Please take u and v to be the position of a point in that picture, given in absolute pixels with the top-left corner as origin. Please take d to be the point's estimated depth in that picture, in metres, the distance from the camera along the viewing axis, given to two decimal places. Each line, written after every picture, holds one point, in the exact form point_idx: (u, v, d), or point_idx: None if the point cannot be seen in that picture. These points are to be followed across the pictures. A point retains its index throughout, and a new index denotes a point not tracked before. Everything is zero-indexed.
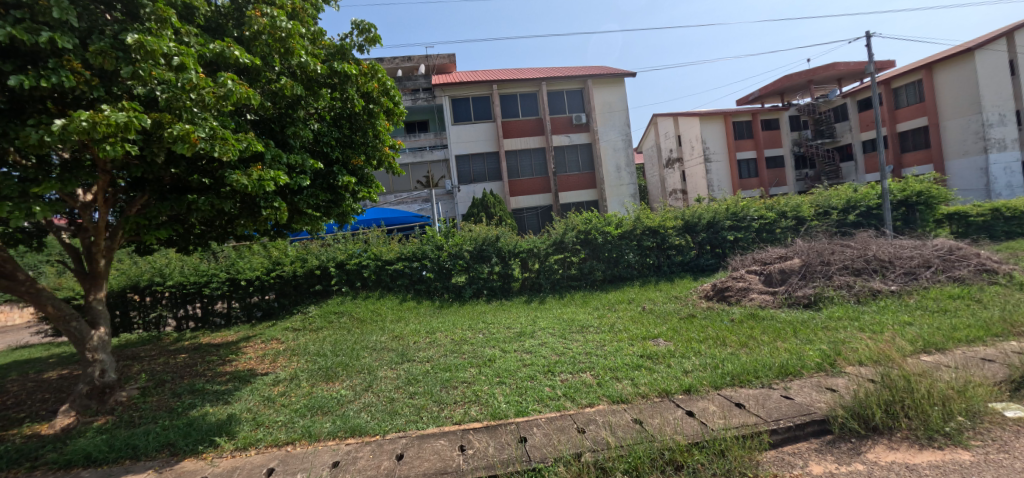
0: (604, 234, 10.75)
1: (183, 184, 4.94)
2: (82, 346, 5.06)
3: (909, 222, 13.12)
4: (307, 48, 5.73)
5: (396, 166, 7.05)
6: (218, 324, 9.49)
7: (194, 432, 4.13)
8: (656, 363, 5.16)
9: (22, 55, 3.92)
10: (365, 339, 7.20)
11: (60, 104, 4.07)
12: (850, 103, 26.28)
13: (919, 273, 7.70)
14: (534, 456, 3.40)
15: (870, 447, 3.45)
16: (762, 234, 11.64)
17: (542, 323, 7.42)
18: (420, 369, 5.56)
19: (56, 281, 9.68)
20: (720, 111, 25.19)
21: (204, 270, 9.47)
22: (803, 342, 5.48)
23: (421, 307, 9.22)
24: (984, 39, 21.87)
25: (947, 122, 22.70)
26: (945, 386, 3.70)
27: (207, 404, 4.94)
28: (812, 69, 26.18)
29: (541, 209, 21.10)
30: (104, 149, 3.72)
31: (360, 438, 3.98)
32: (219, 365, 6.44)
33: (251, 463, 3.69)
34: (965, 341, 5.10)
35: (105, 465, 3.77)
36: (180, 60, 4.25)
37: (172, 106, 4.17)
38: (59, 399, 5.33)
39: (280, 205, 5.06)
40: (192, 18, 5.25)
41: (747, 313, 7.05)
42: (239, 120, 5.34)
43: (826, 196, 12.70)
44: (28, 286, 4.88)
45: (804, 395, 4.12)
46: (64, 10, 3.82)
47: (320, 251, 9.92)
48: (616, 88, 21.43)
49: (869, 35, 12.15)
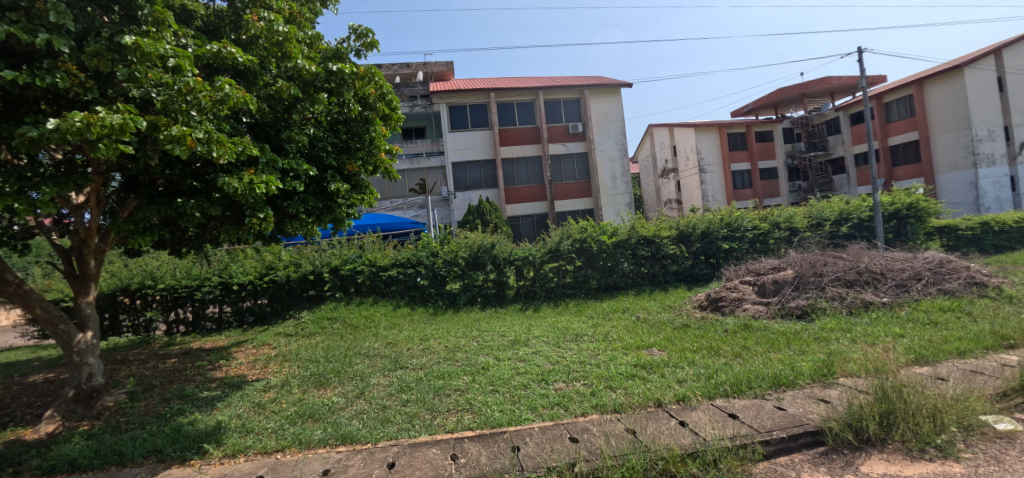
0: (600, 243, 10.76)
1: (174, 188, 4.88)
2: (69, 349, 4.98)
3: (900, 235, 13.25)
4: (303, 51, 5.74)
5: (392, 171, 7.11)
6: (209, 329, 9.41)
7: (181, 439, 4.07)
8: (650, 373, 5.15)
9: (17, 55, 3.90)
10: (358, 345, 7.16)
11: (55, 105, 4.05)
12: (842, 117, 26.70)
13: (911, 285, 7.76)
14: (527, 466, 3.37)
15: (865, 459, 3.45)
16: (756, 244, 11.69)
17: (537, 331, 7.38)
18: (414, 377, 5.51)
19: (45, 282, 9.58)
20: (714, 122, 25.41)
21: (196, 274, 9.40)
22: (797, 353, 5.50)
23: (415, 313, 9.17)
24: (973, 56, 22.25)
25: (936, 137, 23.04)
26: (940, 398, 3.70)
27: (196, 410, 4.88)
28: (805, 83, 26.53)
29: (537, 217, 21.10)
30: (97, 151, 3.70)
31: (351, 446, 3.94)
32: (209, 370, 6.36)
33: (239, 471, 3.65)
34: (955, 353, 5.14)
35: (90, 471, 3.70)
36: (177, 62, 4.23)
37: (168, 108, 4.16)
38: (44, 403, 5.24)
39: (266, 215, 4.99)
40: (190, 21, 5.25)
41: (740, 323, 7.06)
42: (235, 123, 5.27)
43: (819, 207, 12.73)
44: (16, 287, 4.78)
45: (797, 406, 4.12)
46: (60, 13, 3.81)
47: (315, 256, 9.86)
48: (611, 98, 21.59)
49: (860, 48, 12.35)
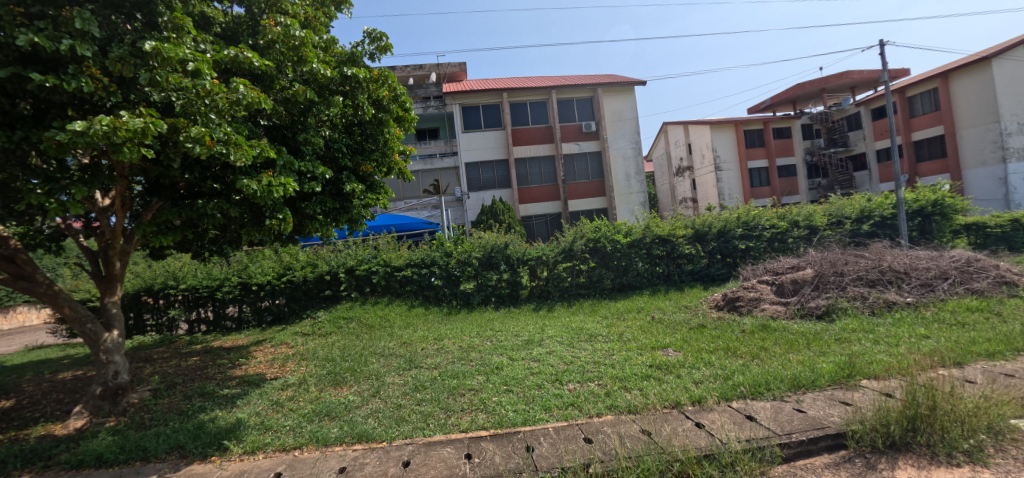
0: (614, 242, 10.70)
1: (195, 190, 5.00)
2: (96, 348, 5.14)
3: (925, 233, 12.91)
4: (319, 55, 5.83)
5: (406, 172, 7.19)
6: (229, 328, 9.62)
7: (203, 435, 4.17)
8: (666, 374, 5.10)
9: (44, 62, 4.01)
10: (372, 345, 7.23)
11: (81, 110, 4.18)
12: (863, 112, 26.09)
13: (936, 285, 7.56)
14: (541, 466, 3.38)
15: (890, 464, 3.37)
16: (774, 243, 11.51)
17: (550, 331, 7.36)
18: (428, 376, 5.56)
19: (73, 282, 9.91)
20: (731, 119, 25.01)
21: (216, 275, 9.62)
22: (817, 354, 5.40)
23: (429, 313, 9.25)
24: (1004, 46, 21.29)
25: (963, 132, 22.39)
26: (970, 403, 3.58)
27: (217, 407, 4.99)
28: (825, 78, 26.01)
29: (550, 217, 21.06)
30: (122, 154, 3.80)
31: (367, 444, 3.99)
32: (229, 369, 6.50)
33: (258, 467, 3.72)
34: (984, 356, 4.99)
35: (116, 466, 3.82)
36: (196, 66, 4.33)
37: (188, 111, 4.29)
38: (73, 400, 5.41)
39: (285, 216, 5.10)
40: (209, 27, 5.38)
41: (758, 324, 6.94)
42: (253, 126, 5.39)
43: (840, 205, 12.46)
44: (46, 287, 4.96)
45: (818, 409, 4.04)
46: (85, 20, 3.92)
47: (331, 257, 9.99)
48: (626, 96, 21.46)
49: (882, 42, 12.05)
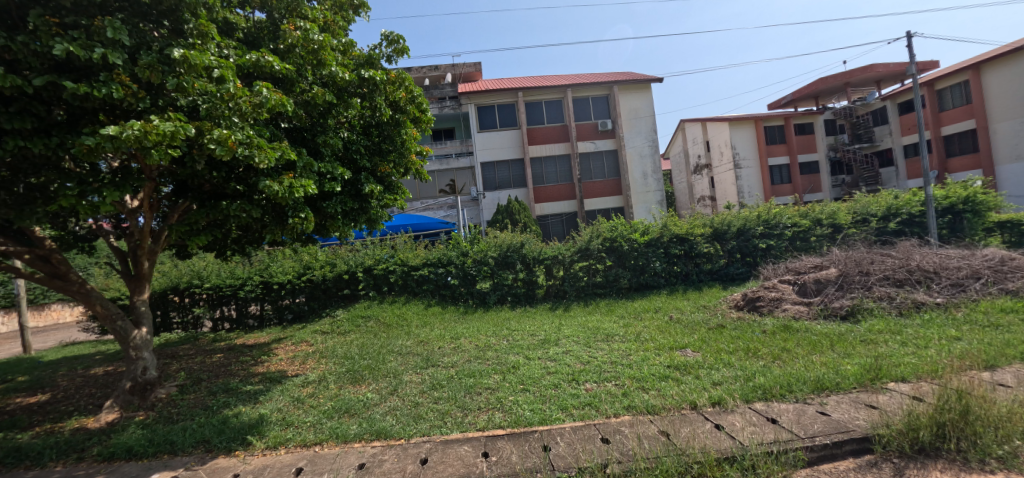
0: (631, 241, 10.61)
1: (220, 191, 5.13)
2: (126, 344, 5.31)
3: (955, 231, 12.49)
4: (337, 59, 5.92)
5: (423, 172, 7.26)
6: (251, 325, 9.84)
7: (227, 430, 4.29)
8: (684, 374, 5.05)
9: (77, 70, 4.17)
10: (390, 343, 7.32)
11: (112, 115, 4.33)
12: (890, 106, 25.34)
13: (968, 285, 7.30)
14: (558, 466, 3.39)
15: (918, 470, 3.28)
16: (796, 242, 11.27)
17: (567, 331, 7.35)
18: (445, 375, 5.61)
19: (104, 281, 10.26)
20: (752, 116, 24.56)
21: (239, 274, 9.85)
22: (840, 355, 5.28)
23: (446, 312, 9.32)
24: None
25: (996, 125, 21.52)
26: (1004, 408, 3.45)
27: (240, 403, 5.12)
28: (850, 72, 25.32)
29: (567, 216, 20.99)
30: (151, 157, 3.93)
31: (385, 441, 4.05)
32: (252, 366, 6.66)
33: (280, 462, 3.81)
34: (1019, 359, 4.80)
35: (145, 458, 3.95)
36: (220, 72, 4.45)
37: (212, 115, 4.41)
38: (104, 394, 5.61)
39: (306, 215, 5.21)
40: (232, 33, 5.51)
41: (779, 325, 6.80)
42: (274, 128, 5.51)
43: (865, 203, 12.13)
44: (79, 286, 5.16)
45: (842, 412, 3.96)
46: (117, 29, 4.06)
47: (350, 256, 10.13)
48: (643, 94, 21.25)
49: (910, 34, 11.68)
